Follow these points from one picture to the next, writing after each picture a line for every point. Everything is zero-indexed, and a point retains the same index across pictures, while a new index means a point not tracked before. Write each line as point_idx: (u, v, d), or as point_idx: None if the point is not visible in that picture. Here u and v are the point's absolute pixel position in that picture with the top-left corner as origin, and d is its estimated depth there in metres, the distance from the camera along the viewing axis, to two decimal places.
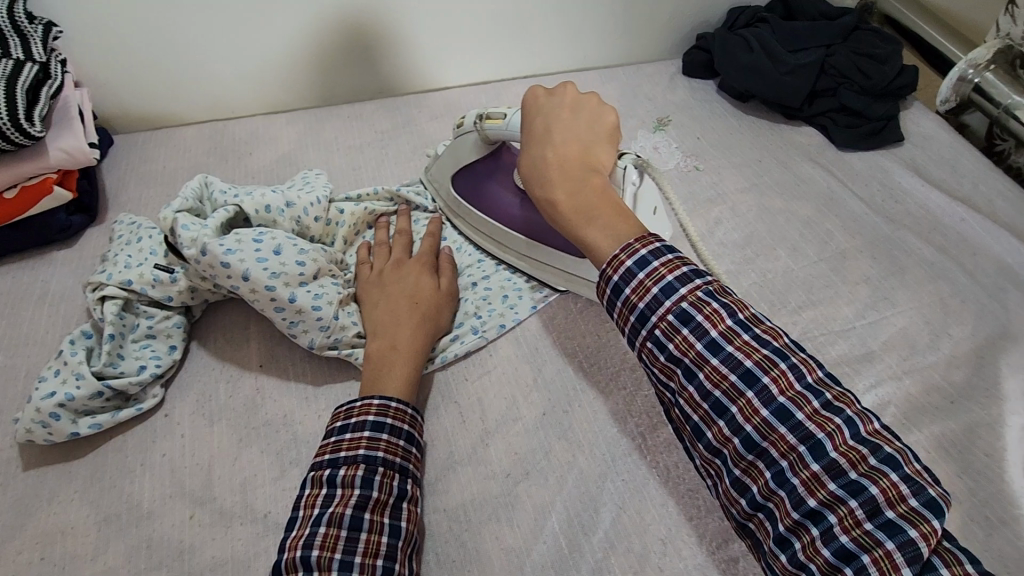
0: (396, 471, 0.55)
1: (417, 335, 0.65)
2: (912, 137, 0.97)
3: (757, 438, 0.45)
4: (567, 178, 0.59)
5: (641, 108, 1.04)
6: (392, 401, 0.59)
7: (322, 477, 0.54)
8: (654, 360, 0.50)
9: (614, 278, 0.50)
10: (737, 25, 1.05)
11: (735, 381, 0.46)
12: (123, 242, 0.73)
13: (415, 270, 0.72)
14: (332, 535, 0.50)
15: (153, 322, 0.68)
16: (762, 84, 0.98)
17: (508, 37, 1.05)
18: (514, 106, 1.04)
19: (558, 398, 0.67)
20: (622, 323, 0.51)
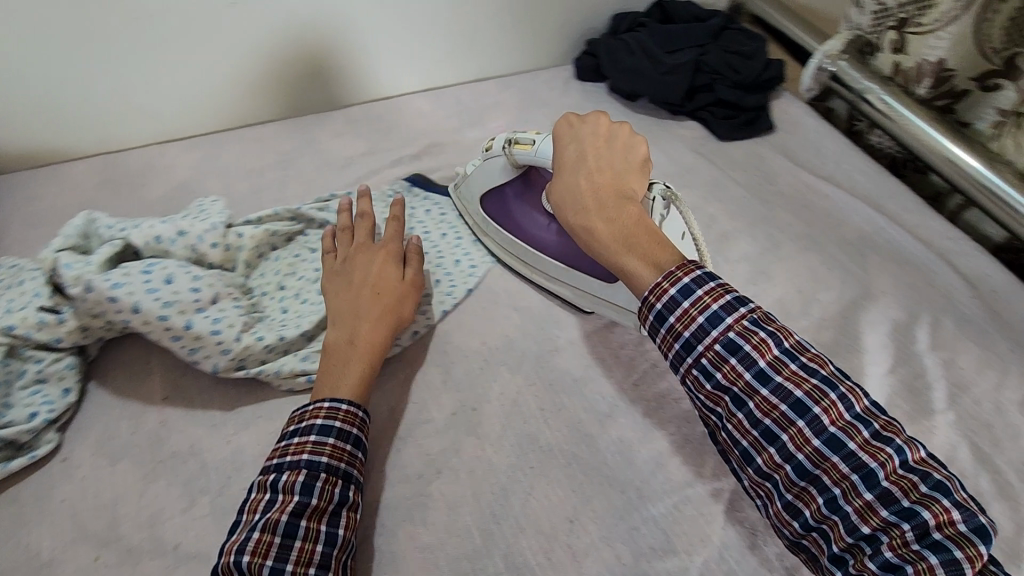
0: (339, 477, 0.56)
1: (379, 331, 0.67)
2: (782, 124, 1.07)
3: (809, 466, 0.50)
4: (602, 205, 0.64)
5: (538, 114, 1.09)
6: (342, 402, 0.60)
7: (266, 481, 0.56)
8: (699, 389, 0.54)
9: (656, 306, 0.55)
10: (621, 30, 1.13)
11: (786, 410, 0.50)
12: (4, 286, 0.70)
13: (381, 258, 0.73)
14: (266, 542, 0.51)
15: (43, 365, 0.65)
16: (647, 84, 1.06)
17: (405, 53, 1.08)
18: (417, 118, 1.07)
19: (468, 396, 0.70)
20: (669, 354, 0.56)
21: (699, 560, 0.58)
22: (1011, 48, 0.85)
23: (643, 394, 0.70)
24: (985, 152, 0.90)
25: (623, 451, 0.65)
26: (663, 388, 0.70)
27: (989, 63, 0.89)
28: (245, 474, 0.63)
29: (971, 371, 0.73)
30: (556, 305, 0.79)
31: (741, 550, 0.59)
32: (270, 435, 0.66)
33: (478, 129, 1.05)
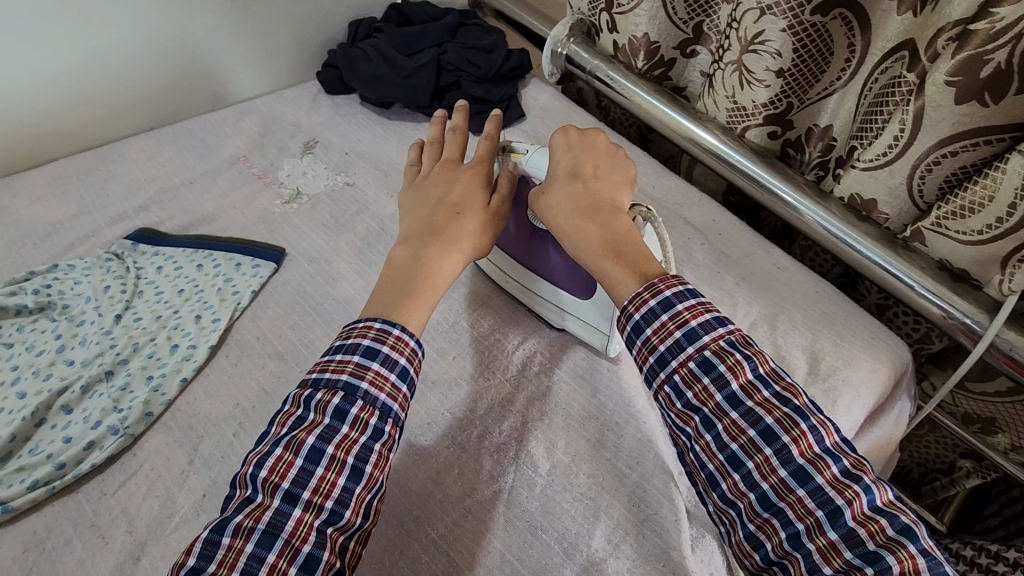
0: (376, 410, 0.53)
1: (453, 254, 0.64)
2: (532, 110, 1.11)
3: (774, 497, 0.49)
4: (589, 211, 0.63)
5: (286, 136, 1.01)
6: (394, 328, 0.56)
7: (301, 396, 0.53)
8: (671, 407, 0.54)
9: (636, 317, 0.56)
10: (358, 38, 1.09)
11: (754, 437, 0.50)
12: None
13: (469, 177, 0.70)
14: (286, 461, 0.49)
15: None
16: (391, 90, 1.03)
17: (113, 91, 0.94)
18: (141, 161, 0.94)
19: (219, 470, 0.62)
20: (646, 366, 0.56)
21: (481, 569, 0.57)
22: (695, 18, 0.96)
23: (415, 413, 0.68)
24: (693, 112, 0.99)
25: (398, 479, 0.63)
26: (434, 402, 0.69)
27: (682, 33, 0.99)
28: None
29: None
30: (317, 340, 0.73)
31: (521, 545, 0.59)
32: None
33: (216, 163, 0.95)
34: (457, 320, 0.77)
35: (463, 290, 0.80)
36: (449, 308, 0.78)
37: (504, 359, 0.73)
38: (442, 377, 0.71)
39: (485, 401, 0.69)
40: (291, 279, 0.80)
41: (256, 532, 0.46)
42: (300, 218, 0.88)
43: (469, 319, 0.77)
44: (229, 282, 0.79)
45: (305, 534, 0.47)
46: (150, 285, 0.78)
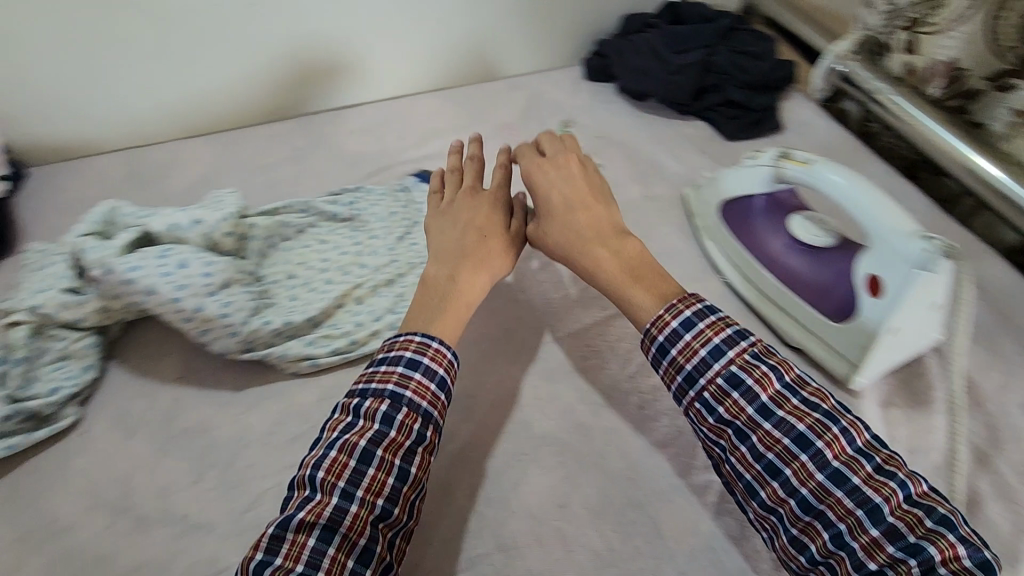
0: (419, 415, 0.57)
1: (482, 273, 0.67)
2: (790, 125, 1.07)
3: (814, 501, 0.51)
4: (601, 238, 0.67)
5: (546, 114, 1.10)
6: (433, 341, 0.60)
7: (351, 404, 0.57)
8: (702, 421, 0.57)
9: (660, 338, 0.59)
10: (629, 32, 1.14)
11: (789, 444, 0.53)
12: (31, 268, 0.75)
13: (491, 203, 0.73)
14: (341, 462, 0.53)
15: (66, 344, 0.70)
16: (654, 84, 1.06)
17: (421, 54, 1.10)
18: (429, 114, 1.08)
19: (464, 383, 0.71)
20: (676, 387, 0.59)
21: (687, 549, 0.59)
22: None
23: (635, 387, 0.71)
24: (995, 153, 0.88)
25: (615, 441, 0.67)
26: (655, 382, 0.72)
27: (999, 61, 0.87)
28: (250, 453, 0.67)
29: (974, 371, 0.72)
30: (554, 299, 0.80)
31: (728, 539, 0.60)
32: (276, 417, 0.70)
33: (487, 127, 1.07)
34: None
35: (696, 286, 0.82)
36: None
37: None
38: None
39: None
40: None
41: (316, 527, 0.50)
42: None
43: None
44: None
45: (361, 528, 0.51)
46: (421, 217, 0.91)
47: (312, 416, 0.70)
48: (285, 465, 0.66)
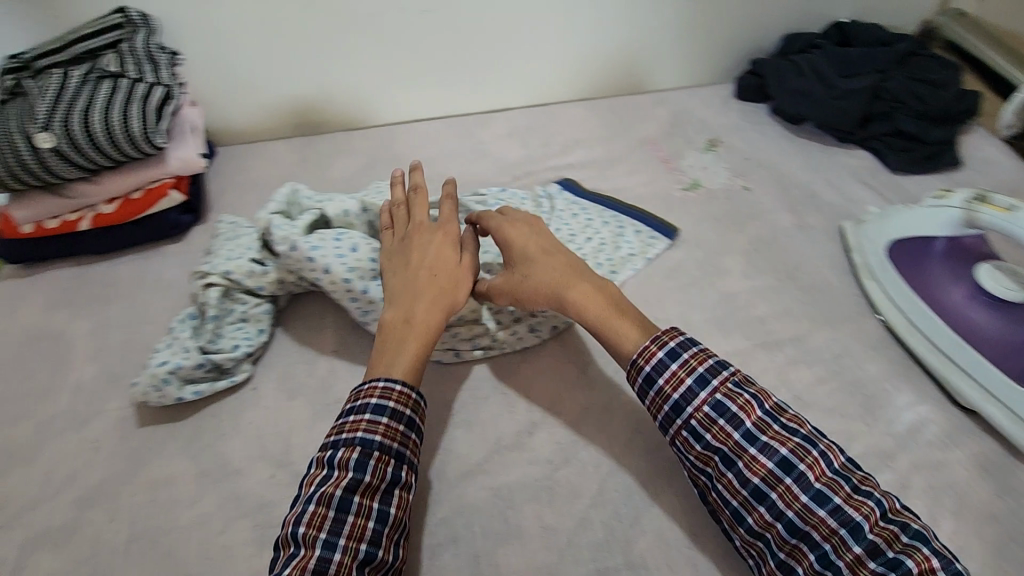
0: (392, 457, 0.58)
1: (440, 310, 0.67)
2: (968, 163, 0.98)
3: (798, 523, 0.52)
4: (569, 278, 0.68)
5: (693, 129, 1.06)
6: (398, 383, 0.61)
7: (324, 457, 0.57)
8: (688, 450, 0.58)
9: (646, 368, 0.60)
10: (791, 51, 1.09)
11: (772, 468, 0.54)
12: (225, 238, 0.86)
13: (440, 239, 0.72)
14: (320, 515, 0.53)
15: (246, 308, 0.78)
16: (816, 108, 1.01)
17: (571, 63, 1.12)
18: (573, 123, 1.09)
19: (600, 395, 0.72)
20: (663, 418, 0.60)
21: None
22: None
23: None
24: None
25: None
26: None
27: None
28: None
29: None
30: (695, 321, 0.77)
31: None
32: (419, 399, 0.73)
33: (630, 138, 1.05)
34: (839, 353, 0.73)
35: (852, 326, 0.76)
36: (834, 338, 0.75)
37: (890, 412, 0.68)
38: (816, 402, 0.69)
39: (860, 445, 0.65)
40: (684, 262, 0.84)
41: None
42: (698, 206, 0.92)
43: (853, 358, 0.73)
44: (628, 243, 0.85)
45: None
46: (559, 214, 0.90)
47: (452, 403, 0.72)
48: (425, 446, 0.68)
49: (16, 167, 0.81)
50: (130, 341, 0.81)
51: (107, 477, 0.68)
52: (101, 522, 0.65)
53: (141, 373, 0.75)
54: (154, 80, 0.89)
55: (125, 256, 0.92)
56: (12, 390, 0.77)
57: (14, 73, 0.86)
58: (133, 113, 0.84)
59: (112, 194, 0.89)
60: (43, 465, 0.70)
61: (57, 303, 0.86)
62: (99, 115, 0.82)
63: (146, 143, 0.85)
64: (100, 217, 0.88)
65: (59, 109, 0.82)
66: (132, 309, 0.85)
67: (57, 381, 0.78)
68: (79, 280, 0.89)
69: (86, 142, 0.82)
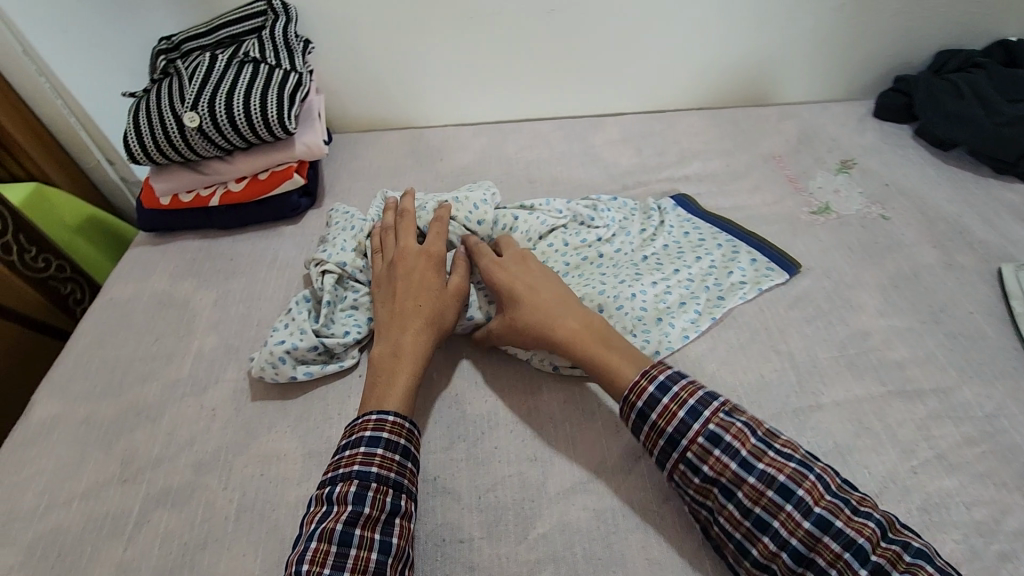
0: (390, 487, 0.58)
1: (425, 336, 0.68)
2: None
3: (803, 549, 0.50)
4: (552, 314, 0.67)
5: (823, 148, 0.99)
6: (389, 415, 0.61)
7: (322, 493, 0.57)
8: (687, 483, 0.56)
9: (638, 404, 0.58)
10: (946, 69, 1.01)
11: (773, 496, 0.51)
12: (339, 228, 0.88)
13: (422, 264, 0.73)
14: (323, 551, 0.53)
15: (357, 296, 0.80)
16: (970, 134, 0.91)
17: (693, 69, 1.08)
18: (690, 132, 1.05)
19: None
20: (656, 453, 0.57)
21: None
22: None
23: (922, 486, 0.60)
24: None
25: None
26: (949, 485, 0.60)
27: None
28: (496, 435, 0.69)
29: None
30: (823, 357, 0.71)
31: None
32: (522, 407, 0.71)
33: (752, 153, 0.99)
34: (993, 413, 0.65)
35: (1011, 383, 0.68)
36: (987, 394, 0.67)
37: None
38: (965, 465, 0.62)
39: (1018, 521, 0.58)
40: (812, 292, 0.78)
41: None
42: (828, 232, 0.85)
43: (1010, 420, 0.65)
44: (742, 272, 0.79)
45: None
46: (669, 230, 0.85)
47: (556, 414, 0.70)
48: (526, 457, 0.67)
49: (163, 143, 0.87)
50: (247, 316, 0.85)
51: (221, 446, 0.71)
52: (215, 489, 0.68)
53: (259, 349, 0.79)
54: (289, 67, 0.92)
55: (245, 234, 0.96)
56: (141, 351, 0.83)
57: (165, 55, 0.93)
58: (271, 97, 0.88)
59: (241, 174, 0.93)
60: (165, 426, 0.74)
61: (184, 273, 0.92)
62: (241, 97, 0.86)
63: (279, 128, 0.89)
64: (228, 195, 0.93)
65: (207, 90, 0.86)
66: (250, 286, 0.89)
67: (181, 347, 0.82)
68: (203, 252, 0.95)
69: (227, 124, 0.86)
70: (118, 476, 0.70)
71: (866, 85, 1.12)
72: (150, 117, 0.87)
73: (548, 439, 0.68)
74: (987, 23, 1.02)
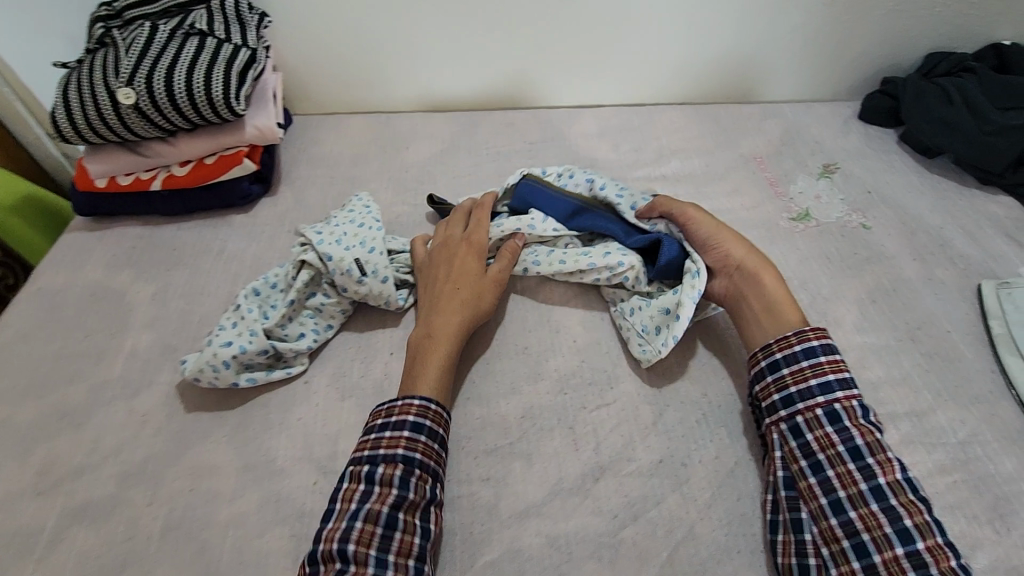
0: (430, 475, 0.58)
1: (465, 321, 0.69)
2: None
3: (915, 534, 0.51)
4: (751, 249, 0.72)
5: (806, 150, 0.95)
6: (433, 403, 0.61)
7: (361, 473, 0.57)
8: (812, 428, 0.58)
9: (815, 341, 0.61)
10: (934, 74, 0.97)
11: (901, 481, 0.54)
12: (349, 217, 0.81)
13: (464, 251, 0.74)
14: (369, 532, 0.53)
15: (325, 301, 0.74)
16: (957, 141, 0.87)
17: (676, 61, 1.03)
18: (670, 128, 1.00)
19: (678, 446, 0.64)
20: (797, 388, 0.60)
21: None
22: None
23: None
24: None
25: None
26: None
27: None
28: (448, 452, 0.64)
29: None
30: None
31: None
32: (477, 421, 0.66)
33: (733, 152, 0.95)
34: (966, 440, 0.63)
35: (985, 408, 0.65)
36: (961, 419, 0.64)
37: None
38: (934, 495, 0.59)
39: (987, 557, 0.55)
40: None
41: None
42: (807, 240, 0.82)
43: (983, 448, 0.62)
44: None
45: None
46: None
47: (513, 429, 0.65)
48: (479, 476, 0.62)
49: (95, 121, 0.80)
50: (187, 312, 0.79)
51: (150, 456, 0.66)
52: (140, 504, 0.62)
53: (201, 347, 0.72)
54: (241, 42, 0.86)
55: (192, 221, 0.90)
56: (68, 347, 0.76)
57: (105, 23, 0.84)
58: (217, 74, 0.81)
59: (186, 157, 0.86)
60: (89, 433, 0.68)
61: (121, 262, 0.85)
62: (182, 73, 0.79)
63: (224, 107, 0.81)
64: (171, 179, 0.87)
65: (144, 63, 0.79)
66: (193, 278, 0.83)
67: (113, 345, 0.76)
68: (144, 240, 0.88)
69: (167, 101, 0.79)
70: (33, 488, 0.64)
71: (852, 85, 1.08)
72: (81, 91, 0.79)
73: (504, 456, 0.64)
74: (978, 27, 0.99)
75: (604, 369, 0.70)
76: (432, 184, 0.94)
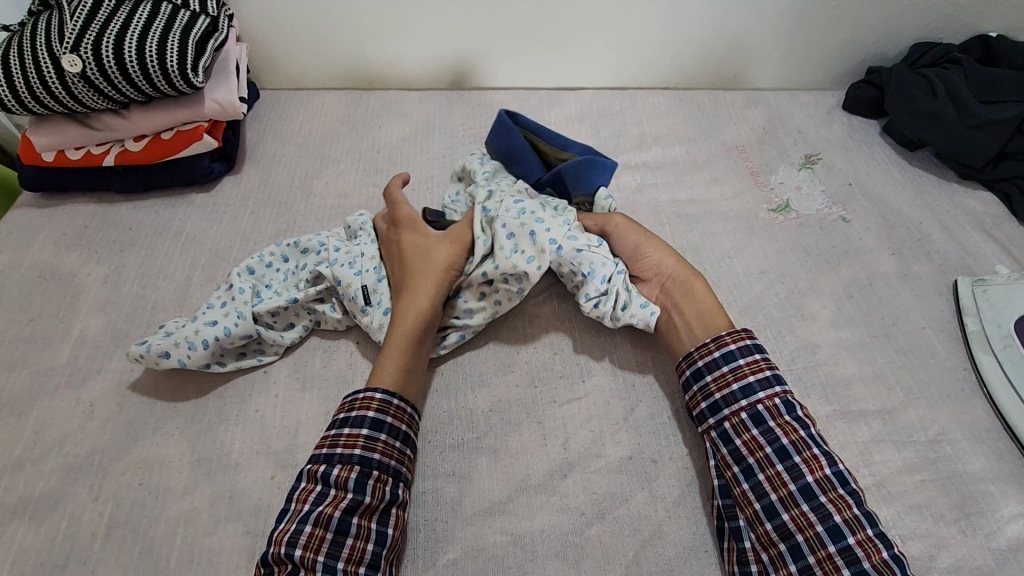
0: (391, 474, 0.56)
1: (424, 293, 0.66)
2: None
3: (845, 531, 0.50)
4: (676, 263, 0.69)
5: (788, 140, 0.93)
6: (395, 397, 0.59)
7: (316, 472, 0.54)
8: (739, 433, 0.57)
9: (730, 345, 0.60)
10: (920, 64, 0.95)
11: (829, 475, 0.53)
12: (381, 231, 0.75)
13: (404, 229, 0.72)
14: (318, 536, 0.51)
15: (328, 313, 0.70)
16: (938, 133, 0.86)
17: (660, 45, 1.00)
18: (652, 113, 0.97)
19: (648, 442, 0.63)
20: (721, 394, 0.59)
21: None
22: None
23: None
24: None
25: None
26: (885, 517, 0.57)
27: None
28: None
29: None
30: None
31: None
32: (444, 413, 0.64)
33: (714, 141, 0.93)
34: (935, 438, 0.62)
35: (956, 406, 0.65)
36: (932, 418, 0.64)
37: (993, 521, 0.57)
38: (903, 494, 0.58)
39: (952, 557, 0.55)
40: (761, 299, 0.73)
41: None
42: (786, 232, 0.80)
43: (951, 446, 0.62)
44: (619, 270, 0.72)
45: None
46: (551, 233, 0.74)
47: (480, 423, 0.63)
48: (443, 471, 0.60)
49: (39, 90, 0.75)
50: (142, 297, 0.75)
51: (97, 448, 0.62)
52: (85, 499, 0.59)
53: (183, 318, 0.69)
54: (199, 9, 0.82)
55: (148, 200, 0.85)
56: (11, 332, 0.71)
57: None
58: (172, 43, 0.76)
59: (141, 132, 0.81)
60: (33, 423, 0.64)
61: (71, 241, 0.80)
62: (134, 40, 0.74)
63: (181, 79, 0.77)
64: (125, 154, 0.82)
65: (92, 28, 0.74)
66: (148, 260, 0.78)
67: (60, 330, 0.72)
68: (97, 218, 0.83)
69: (117, 70, 0.74)
70: None
71: (837, 74, 1.06)
72: (23, 56, 0.74)
73: (469, 452, 0.61)
74: (966, 17, 0.97)
75: (576, 362, 0.68)
76: (404, 165, 0.91)
